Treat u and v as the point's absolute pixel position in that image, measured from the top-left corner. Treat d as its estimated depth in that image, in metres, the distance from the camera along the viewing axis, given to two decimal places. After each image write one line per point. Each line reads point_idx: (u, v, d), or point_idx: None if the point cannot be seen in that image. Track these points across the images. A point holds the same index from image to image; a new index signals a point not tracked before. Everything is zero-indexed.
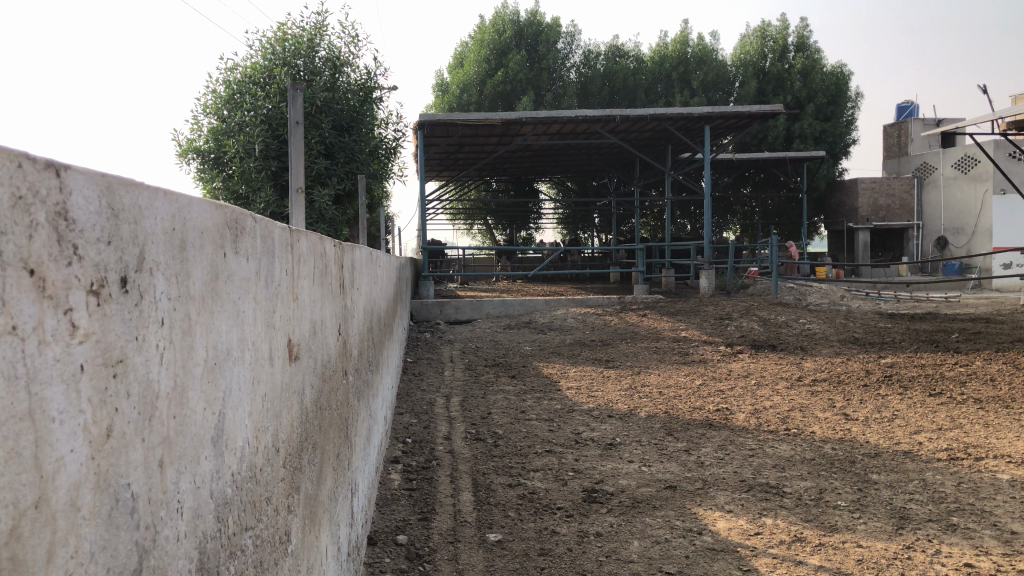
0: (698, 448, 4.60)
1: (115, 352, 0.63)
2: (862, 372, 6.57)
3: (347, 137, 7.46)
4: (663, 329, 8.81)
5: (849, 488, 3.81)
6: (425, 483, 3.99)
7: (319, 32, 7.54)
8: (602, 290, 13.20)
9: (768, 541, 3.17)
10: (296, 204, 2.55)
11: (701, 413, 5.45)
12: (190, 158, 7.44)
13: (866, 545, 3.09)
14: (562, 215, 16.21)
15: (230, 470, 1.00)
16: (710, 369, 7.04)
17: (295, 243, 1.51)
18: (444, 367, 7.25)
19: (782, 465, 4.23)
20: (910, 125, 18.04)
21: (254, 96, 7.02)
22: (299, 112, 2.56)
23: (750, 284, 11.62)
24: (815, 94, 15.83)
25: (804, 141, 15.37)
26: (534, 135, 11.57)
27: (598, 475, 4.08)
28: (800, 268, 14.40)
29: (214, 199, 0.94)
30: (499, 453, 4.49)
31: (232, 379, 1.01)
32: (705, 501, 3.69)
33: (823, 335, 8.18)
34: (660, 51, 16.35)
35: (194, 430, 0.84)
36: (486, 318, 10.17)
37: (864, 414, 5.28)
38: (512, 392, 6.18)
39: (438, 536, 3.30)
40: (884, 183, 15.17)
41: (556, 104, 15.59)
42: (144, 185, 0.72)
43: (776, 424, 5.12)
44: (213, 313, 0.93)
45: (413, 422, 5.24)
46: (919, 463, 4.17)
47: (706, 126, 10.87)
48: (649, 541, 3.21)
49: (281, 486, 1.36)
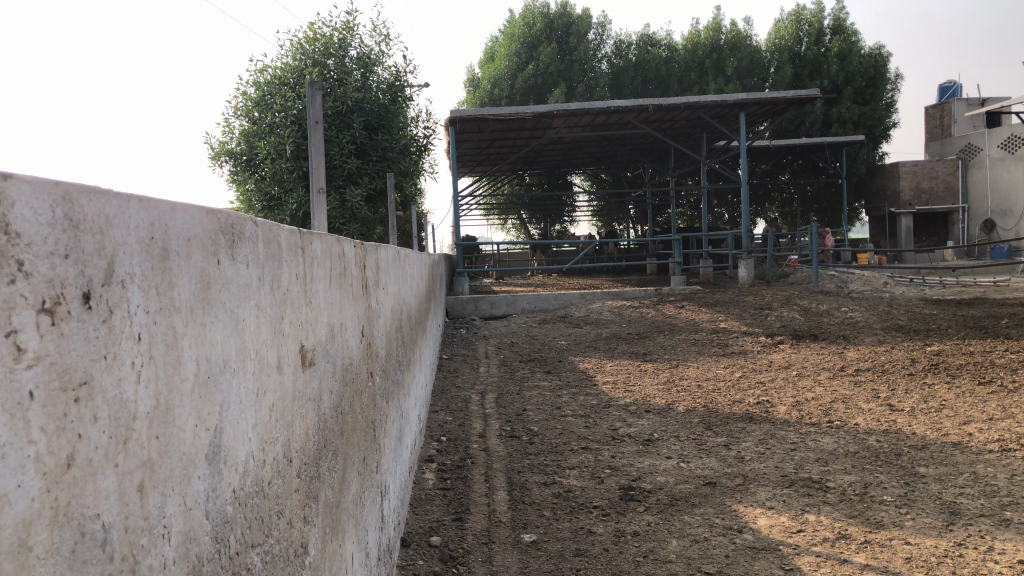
0: (738, 443, 4.50)
1: (77, 375, 0.59)
2: (907, 361, 6.39)
3: (378, 136, 7.44)
4: (701, 321, 8.67)
5: (896, 483, 3.69)
6: (459, 483, 3.95)
7: (349, 32, 7.54)
8: (639, 282, 13.06)
9: (812, 539, 3.07)
10: (318, 205, 2.52)
11: (741, 406, 5.33)
12: (223, 161, 7.47)
13: (914, 542, 2.98)
14: (596, 207, 16.06)
15: (230, 487, 0.95)
16: (749, 361, 6.90)
17: (306, 244, 1.46)
18: (479, 364, 7.20)
19: (825, 458, 4.12)
20: (953, 105, 17.57)
21: (284, 97, 7.04)
22: (318, 112, 2.52)
23: (791, 273, 11.40)
24: (854, 77, 15.46)
25: (843, 125, 15.06)
26: (567, 128, 11.48)
27: (636, 473, 4.00)
28: (840, 255, 14.11)
29: (203, 205, 0.90)
30: (534, 451, 4.44)
31: (230, 391, 0.96)
32: (745, 497, 3.60)
33: (866, 323, 7.99)
34: (693, 39, 16.14)
35: (182, 449, 0.79)
36: (521, 313, 10.11)
37: (909, 404, 5.14)
38: (548, 388, 6.11)
39: (472, 537, 3.26)
40: (927, 165, 14.79)
41: (588, 96, 15.45)
42: (113, 193, 0.67)
43: (818, 416, 4.99)
44: (206, 324, 0.88)
45: (448, 419, 5.20)
46: (969, 455, 4.02)
47: (742, 113, 10.66)
48: (687, 540, 3.13)
49: (295, 497, 1.32)
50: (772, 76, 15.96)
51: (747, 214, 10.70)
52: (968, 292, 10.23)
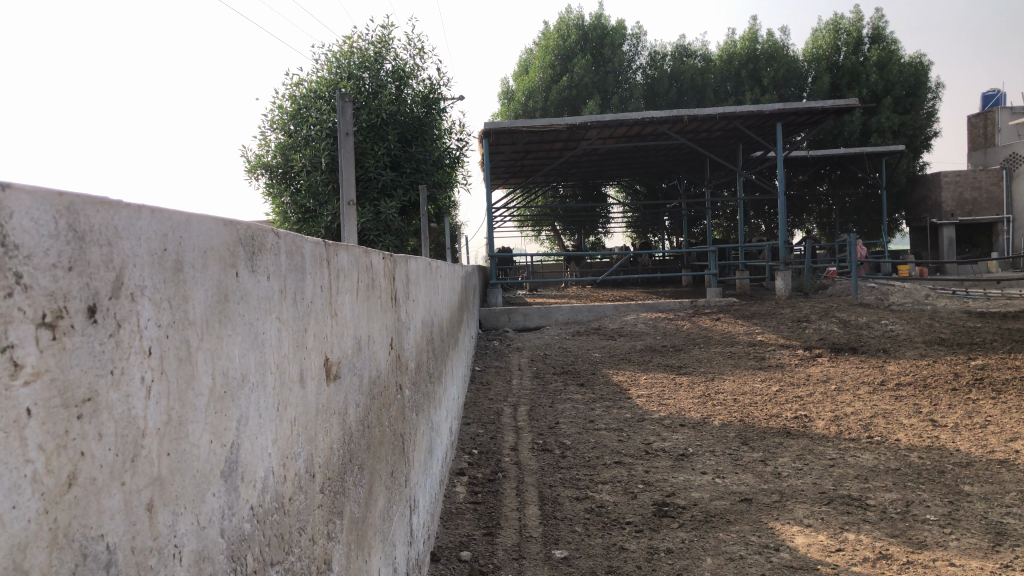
0: (775, 458, 4.41)
1: (80, 392, 0.57)
2: (951, 375, 6.24)
3: (412, 148, 7.47)
4: (737, 333, 8.56)
5: (939, 501, 3.58)
6: (490, 496, 3.92)
7: (384, 45, 7.59)
8: (674, 295, 12.94)
9: (851, 559, 2.99)
10: (348, 217, 2.51)
11: (778, 421, 5.23)
12: (260, 174, 7.55)
13: (959, 564, 2.88)
14: (631, 219, 15.97)
15: (247, 504, 0.93)
16: (787, 374, 6.79)
17: (331, 257, 1.45)
18: (512, 376, 7.17)
19: (865, 475, 4.01)
20: (997, 113, 17.20)
21: (319, 110, 7.10)
22: (348, 123, 2.51)
23: (829, 285, 11.22)
24: (894, 87, 15.21)
25: (882, 135, 14.83)
26: (601, 139, 11.45)
27: (670, 488, 3.94)
28: (880, 267, 13.89)
29: (221, 217, 0.88)
30: (567, 465, 4.39)
31: (249, 407, 0.94)
32: (782, 514, 3.51)
33: (907, 336, 7.81)
34: (729, 50, 16.03)
35: (196, 465, 0.78)
36: (555, 325, 10.06)
37: (953, 420, 5.00)
38: (581, 401, 6.06)
39: (503, 552, 3.22)
40: (970, 175, 14.49)
41: (622, 107, 15.45)
42: (123, 202, 0.65)
43: (858, 431, 4.88)
44: (222, 338, 0.86)
45: (480, 432, 5.17)
46: (1015, 474, 3.89)
47: (779, 123, 10.54)
48: (723, 558, 3.06)
49: (319, 513, 1.29)
50: (810, 86, 15.79)
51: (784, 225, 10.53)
52: (1014, 304, 9.97)
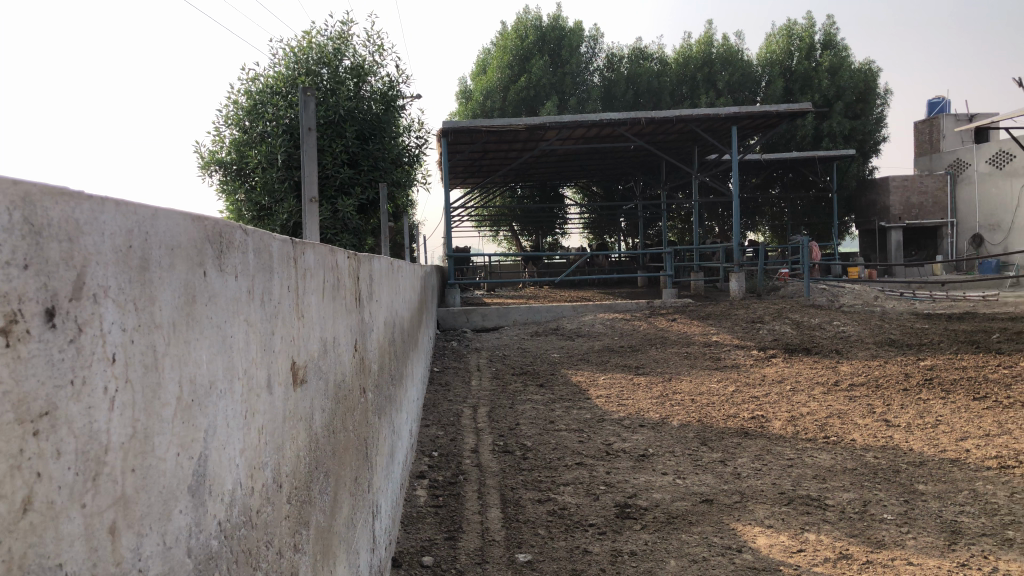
0: (734, 458, 4.43)
1: (37, 405, 0.52)
2: (902, 375, 6.35)
3: (370, 146, 7.37)
4: (694, 334, 8.61)
5: (896, 500, 3.62)
6: (452, 500, 3.86)
7: (343, 41, 7.49)
8: (630, 296, 13.00)
9: (813, 559, 3.00)
10: (310, 215, 2.43)
11: (735, 421, 5.26)
12: (213, 170, 7.37)
13: (918, 563, 2.90)
14: (587, 220, 16.02)
15: (215, 519, 0.87)
16: (743, 374, 6.84)
17: (298, 257, 1.38)
18: (471, 377, 7.11)
19: (823, 475, 4.04)
20: (943, 120, 17.63)
21: (276, 106, 6.97)
22: (311, 119, 2.43)
23: (782, 286, 11.37)
24: (845, 92, 15.50)
25: (833, 140, 15.10)
26: (559, 140, 11.45)
27: (631, 490, 3.92)
28: (831, 269, 14.14)
29: (188, 211, 0.82)
30: (528, 467, 4.35)
31: (216, 416, 0.89)
32: (743, 515, 3.52)
33: (858, 338, 7.93)
34: (684, 53, 16.18)
35: (162, 482, 0.72)
36: (513, 326, 10.02)
37: (906, 420, 5.08)
38: (540, 402, 6.02)
39: (465, 556, 3.16)
40: (917, 180, 14.82)
41: (580, 108, 15.48)
42: (84, 196, 0.60)
43: (814, 431, 4.93)
44: (190, 343, 0.80)
45: (439, 434, 5.11)
46: (968, 473, 3.96)
47: (734, 126, 10.65)
48: (686, 560, 3.05)
49: (286, 524, 1.23)
50: (764, 90, 16.03)
51: (738, 227, 10.62)
52: (959, 306, 10.21)
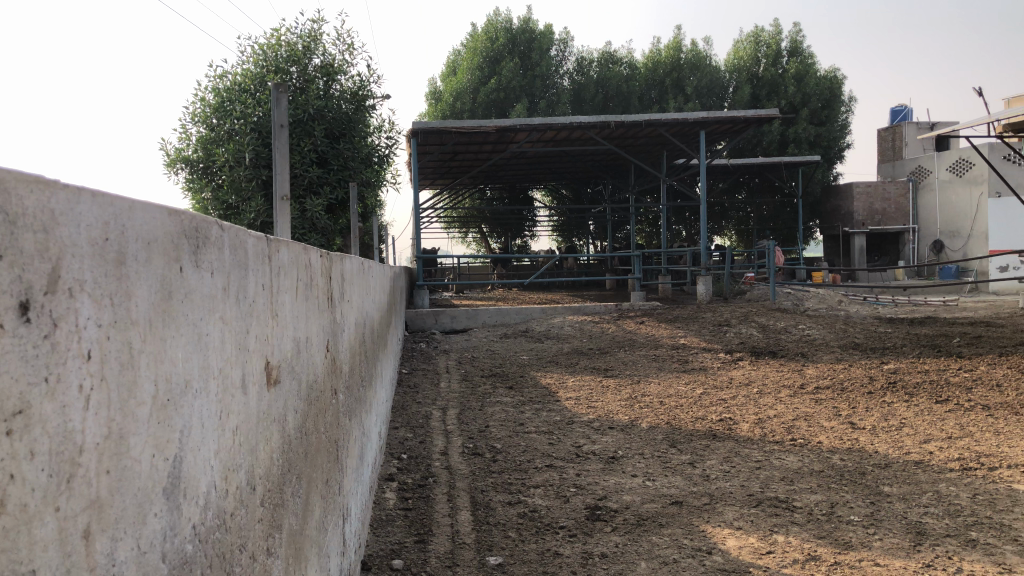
0: (703, 460, 4.45)
1: (11, 403, 0.50)
2: (866, 378, 6.43)
3: (340, 145, 7.31)
4: (662, 337, 8.65)
5: (862, 502, 3.66)
6: (421, 502, 3.83)
7: (313, 39, 7.42)
8: (599, 298, 13.03)
9: (782, 561, 3.02)
10: (281, 213, 2.40)
11: (704, 423, 5.29)
12: (179, 168, 7.25)
13: (884, 564, 2.94)
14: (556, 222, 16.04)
15: (190, 523, 0.84)
16: (710, 377, 6.88)
17: (273, 255, 1.36)
18: (440, 379, 7.08)
19: (791, 477, 4.08)
20: (905, 127, 17.94)
21: (243, 104, 6.88)
22: (283, 116, 2.39)
23: (748, 290, 11.48)
24: (810, 99, 15.71)
25: (799, 145, 15.29)
26: (529, 142, 11.45)
27: (601, 492, 3.92)
28: (796, 273, 14.31)
29: (164, 204, 0.80)
30: (498, 469, 4.33)
31: (192, 415, 0.86)
32: (713, 517, 3.53)
33: (823, 341, 8.02)
34: (654, 58, 16.28)
35: (137, 483, 0.69)
36: (482, 328, 9.99)
37: (871, 423, 5.14)
38: (510, 404, 6.00)
39: (435, 559, 3.13)
40: (880, 187, 15.06)
41: (549, 111, 15.51)
42: (58, 182, 0.57)
43: (781, 434, 4.97)
44: (165, 340, 0.78)
45: (408, 436, 5.07)
46: (931, 474, 4.02)
47: (702, 131, 10.73)
48: (657, 562, 3.05)
49: (259, 528, 1.20)
50: (731, 96, 16.19)
51: (705, 231, 10.70)
52: (920, 311, 10.38)
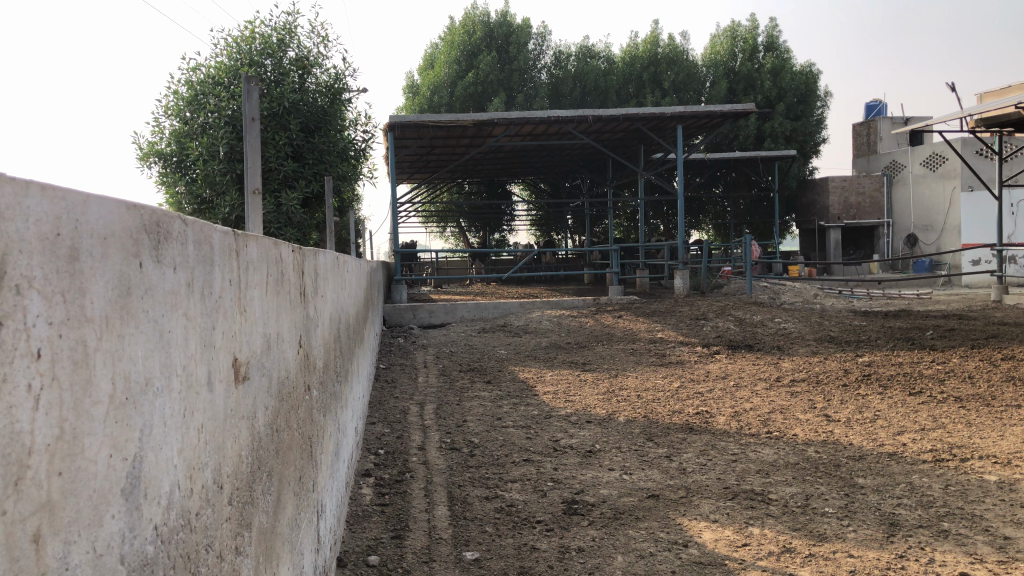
0: (680, 453, 4.47)
1: None
2: (841, 371, 6.49)
3: (315, 139, 7.27)
4: (640, 330, 8.68)
5: (836, 494, 3.69)
6: (398, 498, 3.81)
7: (287, 33, 7.36)
8: (578, 293, 13.06)
9: (757, 553, 3.03)
10: (253, 208, 2.37)
11: (681, 416, 5.31)
12: (152, 162, 7.16)
13: (857, 556, 2.96)
14: (534, 217, 16.04)
15: (151, 523, 0.83)
16: (687, 370, 6.91)
17: (241, 249, 1.34)
18: (418, 373, 7.06)
19: (766, 470, 4.10)
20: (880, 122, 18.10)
21: (217, 97, 6.82)
22: (255, 109, 2.36)
23: (725, 284, 11.55)
24: (786, 93, 15.81)
25: (775, 140, 15.38)
26: (506, 137, 11.44)
27: (579, 485, 3.92)
28: (772, 267, 14.43)
29: (123, 199, 0.78)
30: (476, 464, 4.33)
31: (153, 414, 0.84)
32: (689, 510, 3.54)
33: (799, 334, 8.08)
34: (631, 52, 16.30)
35: (92, 485, 0.67)
36: (461, 322, 9.97)
37: (845, 415, 5.19)
38: (488, 399, 5.99)
39: (412, 555, 3.12)
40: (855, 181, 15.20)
41: (527, 105, 15.49)
42: (5, 178, 0.55)
43: (757, 427, 5.00)
44: (122, 337, 0.76)
45: (385, 431, 5.04)
46: (904, 466, 4.06)
47: (679, 125, 10.75)
48: (633, 555, 3.06)
49: (227, 527, 1.19)
50: (707, 90, 16.26)
51: (682, 225, 10.73)
52: (893, 304, 10.49)
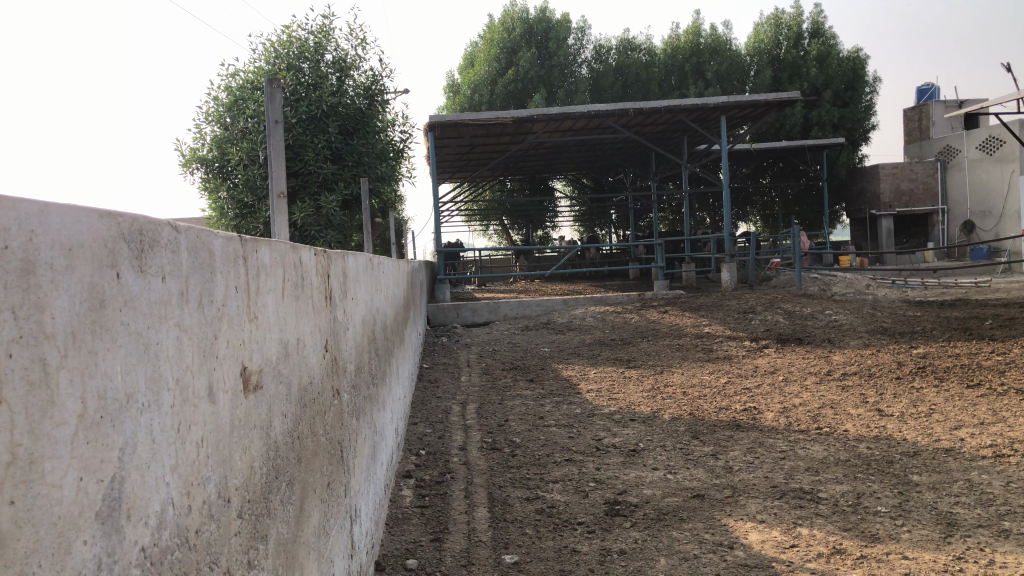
0: (726, 452, 4.35)
1: None
2: (894, 363, 6.29)
3: (354, 141, 7.30)
4: (686, 325, 8.54)
5: (889, 492, 3.56)
6: (438, 500, 3.77)
7: (324, 35, 7.40)
8: (622, 288, 12.93)
9: (806, 554, 2.93)
10: (278, 211, 2.35)
11: (728, 413, 5.19)
12: (195, 167, 7.26)
13: (913, 557, 2.83)
14: (578, 212, 15.93)
15: (137, 544, 0.79)
16: (735, 366, 6.76)
17: (248, 254, 1.30)
18: (461, 373, 7.03)
19: (816, 467, 3.97)
20: (932, 106, 17.60)
21: (256, 102, 6.89)
22: (278, 111, 2.34)
23: (773, 276, 11.31)
24: (833, 80, 15.45)
25: (822, 128, 15.02)
26: (547, 132, 11.36)
27: (622, 486, 3.85)
28: (822, 258, 14.11)
29: (97, 207, 0.74)
30: (517, 464, 4.27)
31: (137, 430, 0.80)
32: (735, 510, 3.44)
33: (851, 326, 7.87)
34: (673, 43, 16.12)
35: (58, 511, 0.64)
36: (504, 320, 9.93)
37: (899, 409, 5.02)
38: (530, 397, 5.94)
39: (450, 559, 3.08)
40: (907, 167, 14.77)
41: (568, 100, 15.38)
42: None
43: (807, 422, 4.86)
44: (96, 353, 0.72)
45: (427, 432, 5.02)
46: (963, 462, 3.90)
47: (722, 116, 10.56)
48: (676, 558, 2.97)
49: (237, 542, 1.15)
50: (752, 80, 15.97)
51: (728, 216, 10.52)
52: (950, 293, 10.16)
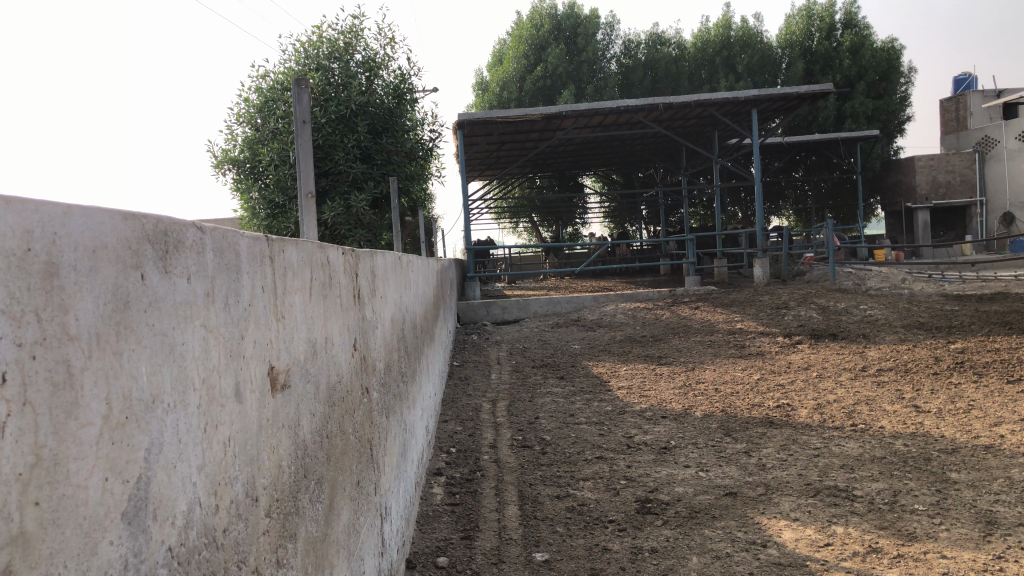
0: (759, 449, 4.31)
1: None
2: (931, 359, 6.18)
3: (383, 140, 7.32)
4: (717, 321, 8.46)
5: (926, 490, 3.49)
6: (469, 497, 3.78)
7: (354, 35, 7.43)
8: (653, 284, 12.86)
9: (841, 553, 2.89)
10: (307, 211, 2.36)
11: (760, 410, 5.14)
12: (227, 168, 7.34)
13: (951, 556, 2.78)
14: (608, 209, 15.87)
15: (164, 544, 0.80)
16: (767, 362, 6.69)
17: (274, 254, 1.30)
18: (491, 370, 7.04)
19: (851, 465, 3.91)
20: (970, 96, 17.25)
21: (286, 103, 6.94)
22: (306, 111, 2.35)
23: (807, 271, 11.17)
24: (867, 71, 15.20)
25: (856, 120, 14.79)
26: (576, 129, 11.32)
27: (653, 483, 3.82)
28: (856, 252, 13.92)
29: (119, 209, 0.75)
30: (547, 462, 4.26)
31: (163, 430, 0.81)
32: (768, 508, 3.41)
33: (886, 321, 7.76)
34: (703, 37, 15.98)
35: (83, 511, 0.65)
36: (534, 317, 9.91)
37: (936, 405, 4.93)
38: (560, 395, 5.92)
39: (481, 556, 3.08)
40: (944, 159, 14.51)
41: (597, 96, 15.32)
42: None
43: (842, 419, 4.79)
44: (121, 354, 0.72)
45: (458, 429, 5.03)
46: (1002, 459, 3.81)
47: (754, 109, 10.43)
48: (708, 557, 2.94)
49: (265, 541, 1.16)
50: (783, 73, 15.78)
51: (760, 211, 10.40)
52: (989, 286, 9.97)
